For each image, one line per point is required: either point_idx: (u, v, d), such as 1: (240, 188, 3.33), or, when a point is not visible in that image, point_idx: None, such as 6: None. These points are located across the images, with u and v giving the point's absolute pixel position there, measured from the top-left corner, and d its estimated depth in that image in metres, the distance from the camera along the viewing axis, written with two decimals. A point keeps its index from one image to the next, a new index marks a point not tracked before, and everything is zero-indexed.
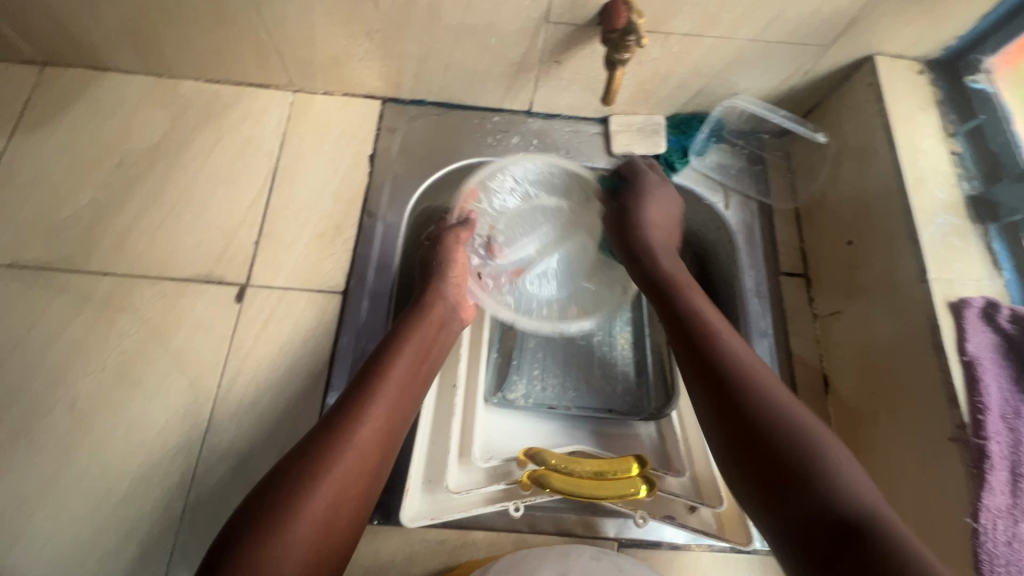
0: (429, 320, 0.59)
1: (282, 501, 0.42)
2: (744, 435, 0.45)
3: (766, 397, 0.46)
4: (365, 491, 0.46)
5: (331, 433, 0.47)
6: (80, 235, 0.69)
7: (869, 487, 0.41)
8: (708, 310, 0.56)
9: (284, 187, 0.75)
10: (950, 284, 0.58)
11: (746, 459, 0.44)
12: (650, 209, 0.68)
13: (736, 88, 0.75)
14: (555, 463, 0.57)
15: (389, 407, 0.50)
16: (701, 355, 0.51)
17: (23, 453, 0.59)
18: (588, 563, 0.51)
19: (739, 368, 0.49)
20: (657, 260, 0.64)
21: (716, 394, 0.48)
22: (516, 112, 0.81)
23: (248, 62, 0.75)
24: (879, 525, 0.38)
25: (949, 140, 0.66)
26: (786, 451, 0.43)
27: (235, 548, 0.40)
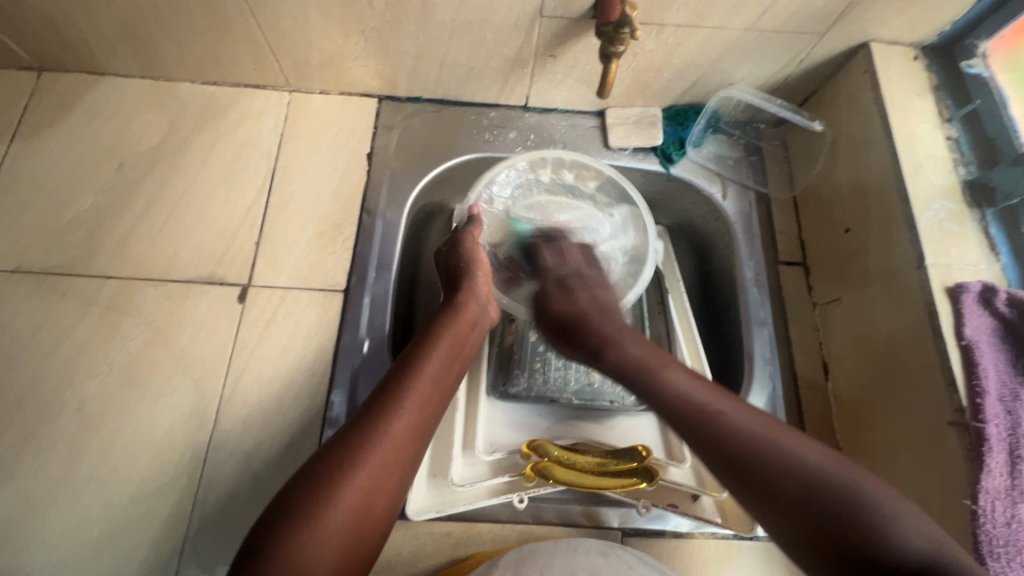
0: (445, 339, 0.57)
1: (317, 490, 0.43)
2: (835, 542, 0.40)
3: (775, 454, 0.45)
4: (399, 480, 0.47)
5: (369, 421, 0.48)
6: (82, 239, 0.70)
7: (925, 530, 0.39)
8: (686, 385, 0.53)
9: (283, 187, 0.75)
10: (948, 269, 0.58)
11: (789, 517, 0.42)
12: (558, 248, 0.72)
13: (732, 78, 0.75)
14: (557, 455, 0.57)
15: (409, 430, 0.49)
16: (706, 440, 0.48)
17: (32, 454, 0.60)
18: (595, 558, 0.52)
19: (748, 443, 0.46)
20: (575, 300, 0.66)
21: (738, 480, 0.45)
22: (512, 107, 0.81)
23: (244, 63, 0.75)
24: (951, 573, 0.36)
25: (945, 126, 0.66)
26: (832, 503, 0.41)
27: (271, 532, 0.41)
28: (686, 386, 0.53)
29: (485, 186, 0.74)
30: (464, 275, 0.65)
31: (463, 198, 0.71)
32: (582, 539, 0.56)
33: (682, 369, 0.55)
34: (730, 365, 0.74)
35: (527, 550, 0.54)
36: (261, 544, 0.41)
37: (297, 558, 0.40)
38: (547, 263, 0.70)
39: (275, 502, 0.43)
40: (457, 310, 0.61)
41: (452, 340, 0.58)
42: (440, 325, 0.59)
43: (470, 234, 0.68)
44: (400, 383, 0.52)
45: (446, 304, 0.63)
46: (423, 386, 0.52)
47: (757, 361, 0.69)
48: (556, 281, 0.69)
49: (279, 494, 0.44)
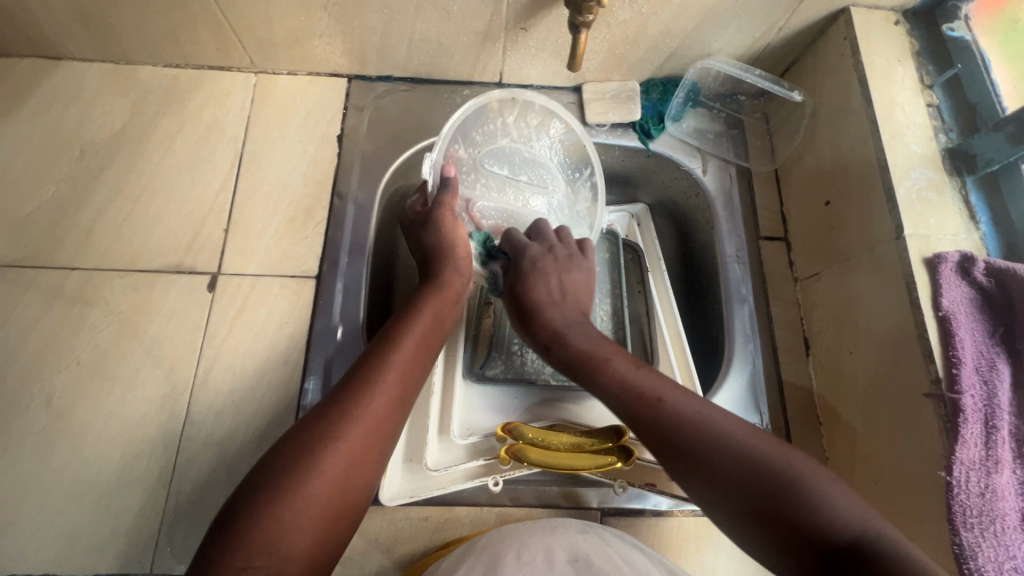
0: (424, 315, 0.57)
1: (299, 460, 0.43)
2: (756, 505, 0.41)
3: (711, 435, 0.45)
4: (379, 452, 0.47)
5: (351, 394, 0.48)
6: (46, 230, 0.68)
7: (849, 502, 0.41)
8: (631, 371, 0.52)
9: (251, 172, 0.73)
10: (927, 239, 0.57)
11: (716, 494, 0.43)
12: (542, 288, 0.62)
13: (710, 49, 0.73)
14: (532, 437, 0.56)
15: (390, 401, 0.49)
16: (645, 422, 0.48)
17: (2, 449, 0.59)
18: (574, 535, 0.53)
19: (690, 432, 0.46)
20: (568, 343, 0.57)
21: (669, 456, 0.46)
22: (486, 84, 0.79)
23: (206, 44, 0.73)
24: (875, 544, 0.38)
25: (926, 92, 0.64)
26: (756, 481, 0.42)
27: (251, 500, 0.41)
28: (641, 379, 0.51)
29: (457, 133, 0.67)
30: (443, 253, 0.63)
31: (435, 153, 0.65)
32: (562, 519, 0.56)
33: (626, 359, 0.54)
34: (710, 342, 0.74)
35: (505, 530, 0.53)
36: (238, 511, 0.41)
37: (277, 520, 0.40)
38: (529, 309, 0.61)
39: (251, 477, 0.43)
40: (438, 285, 0.61)
41: (432, 314, 0.57)
42: (421, 299, 0.59)
43: (446, 206, 0.63)
44: (382, 356, 0.52)
45: (427, 278, 0.62)
46: (404, 359, 0.52)
47: (737, 339, 0.68)
48: (531, 331, 0.61)
49: (261, 463, 0.44)
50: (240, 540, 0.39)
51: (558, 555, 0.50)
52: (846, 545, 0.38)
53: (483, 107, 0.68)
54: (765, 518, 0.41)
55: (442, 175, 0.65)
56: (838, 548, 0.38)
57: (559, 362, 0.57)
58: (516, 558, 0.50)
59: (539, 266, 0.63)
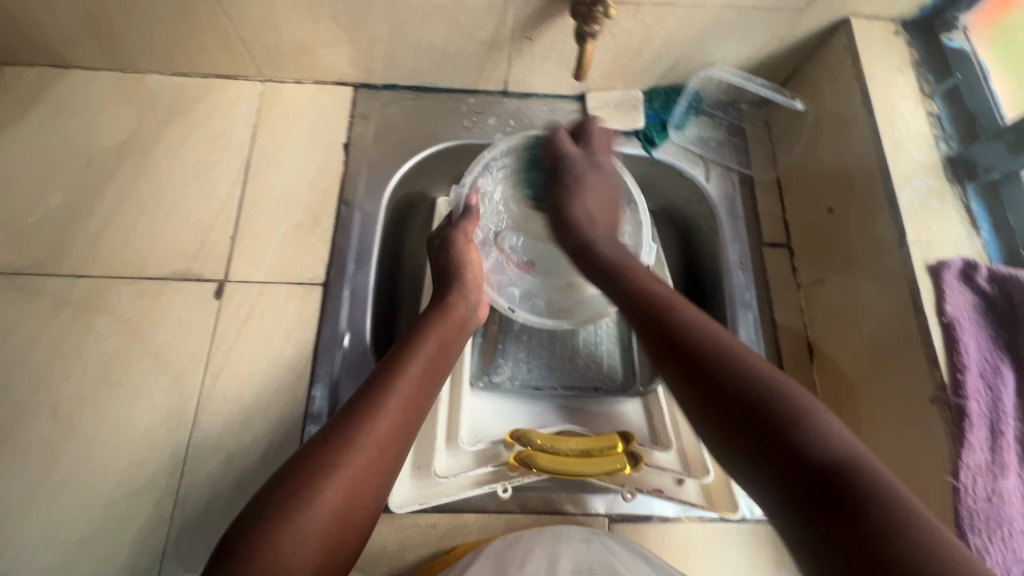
0: (431, 340, 0.57)
1: (298, 489, 0.43)
2: (750, 416, 0.42)
3: (726, 352, 0.47)
4: (382, 482, 0.47)
5: (354, 422, 0.48)
6: (52, 238, 0.68)
7: (848, 437, 0.40)
8: (661, 287, 0.56)
9: (258, 180, 0.73)
10: (929, 246, 0.58)
11: (705, 407, 0.45)
12: (586, 202, 0.69)
13: (712, 58, 0.74)
14: (540, 443, 0.57)
15: (393, 429, 0.49)
16: (660, 328, 0.51)
17: (8, 458, 0.59)
18: (579, 546, 0.53)
19: (702, 338, 0.48)
20: (599, 246, 0.64)
21: (676, 360, 0.48)
22: (491, 93, 0.80)
23: (214, 53, 0.73)
24: (861, 472, 0.37)
25: (926, 101, 0.65)
26: (755, 400, 0.42)
27: (252, 530, 0.41)
28: (664, 293, 0.55)
29: (479, 174, 0.72)
30: (451, 280, 0.64)
31: (460, 187, 0.71)
32: (568, 527, 0.56)
33: (655, 278, 0.59)
34: None
35: (509, 537, 0.54)
36: (240, 538, 0.41)
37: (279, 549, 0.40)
38: (569, 218, 0.68)
39: (255, 502, 0.43)
40: (445, 311, 0.61)
41: (438, 341, 0.57)
42: (426, 325, 0.58)
43: (461, 231, 0.67)
44: (388, 381, 0.51)
45: (433, 303, 0.62)
46: (409, 386, 0.52)
47: (742, 345, 0.68)
48: (568, 240, 0.67)
49: (261, 492, 0.44)
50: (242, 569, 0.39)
51: (562, 567, 0.50)
52: (829, 467, 0.37)
53: (504, 150, 0.73)
54: (755, 433, 0.41)
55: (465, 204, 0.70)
56: (818, 472, 0.37)
57: (591, 264, 0.63)
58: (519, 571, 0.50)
59: (577, 176, 0.69)
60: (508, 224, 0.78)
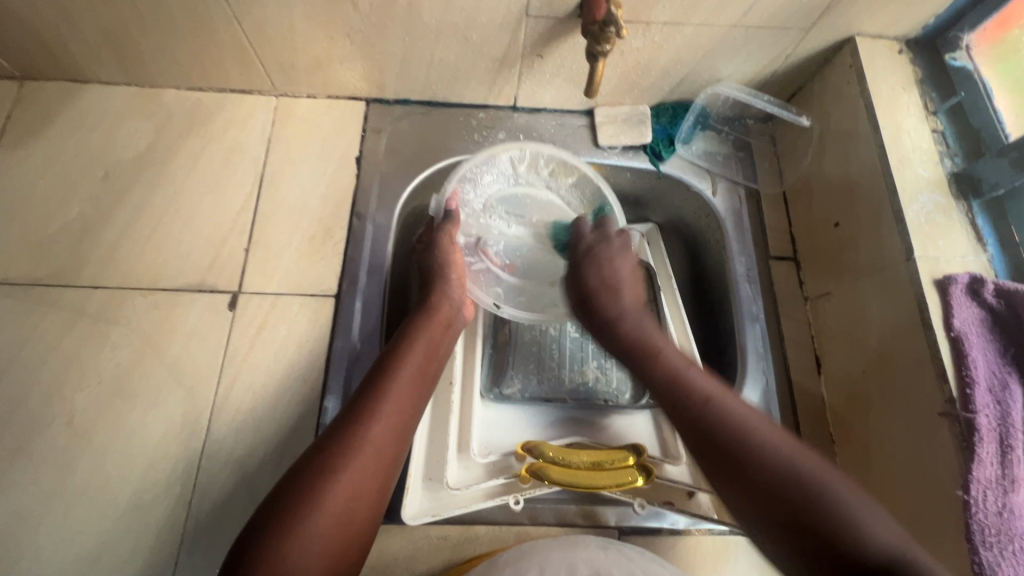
0: (419, 343, 0.58)
1: (298, 501, 0.44)
2: (787, 516, 0.46)
3: (757, 434, 0.50)
4: (381, 487, 0.48)
5: (347, 430, 0.48)
6: (69, 250, 0.69)
7: (884, 526, 0.44)
8: (681, 364, 0.58)
9: (272, 192, 0.74)
10: (936, 261, 0.58)
11: (752, 497, 0.48)
12: (621, 264, 0.69)
13: (719, 75, 0.75)
14: (551, 455, 0.57)
15: (388, 430, 0.50)
16: (695, 421, 0.53)
17: (23, 469, 0.59)
18: (596, 552, 0.53)
19: (735, 428, 0.51)
20: (619, 329, 0.64)
21: (715, 459, 0.50)
22: (501, 108, 0.81)
23: (230, 68, 0.75)
24: (909, 567, 0.41)
25: (930, 118, 0.66)
26: (797, 497, 0.46)
27: (257, 545, 0.42)
28: (701, 383, 0.55)
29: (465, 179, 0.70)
30: (440, 280, 0.65)
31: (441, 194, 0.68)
32: (581, 536, 0.56)
33: (677, 351, 0.60)
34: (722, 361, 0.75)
35: (526, 547, 0.53)
36: (247, 554, 0.41)
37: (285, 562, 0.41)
38: (598, 291, 0.67)
39: (256, 517, 0.44)
40: (431, 312, 0.62)
41: (427, 343, 0.58)
42: (414, 327, 0.60)
43: (445, 233, 0.67)
44: (379, 386, 0.52)
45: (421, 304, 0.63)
46: (401, 387, 0.53)
47: (750, 357, 0.69)
48: (592, 311, 0.67)
49: (261, 509, 0.44)
50: None
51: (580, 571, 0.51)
52: (880, 562, 0.41)
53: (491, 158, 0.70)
54: (806, 543, 0.44)
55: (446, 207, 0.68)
56: (871, 568, 0.42)
57: (618, 348, 0.64)
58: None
59: (610, 271, 0.68)
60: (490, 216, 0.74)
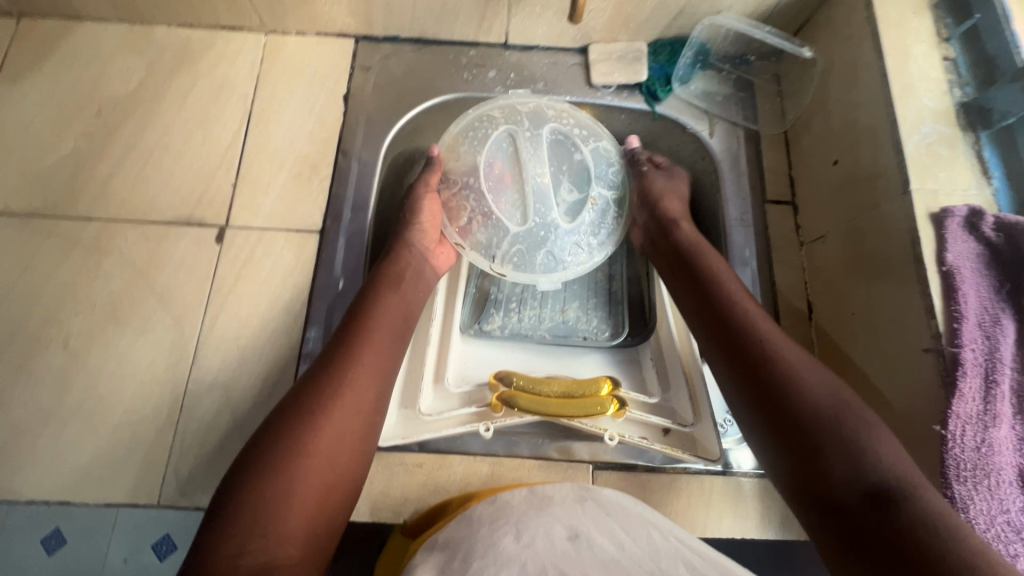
0: (392, 302, 0.58)
1: (266, 467, 0.45)
2: (810, 443, 0.47)
3: (792, 371, 0.51)
4: (356, 450, 0.49)
5: (315, 396, 0.49)
6: (65, 183, 0.70)
7: (900, 458, 0.45)
8: (740, 293, 0.58)
9: (260, 130, 0.74)
10: (934, 194, 0.55)
11: (768, 412, 0.50)
12: (668, 201, 0.68)
13: (719, 6, 0.72)
14: (522, 383, 0.57)
15: (370, 381, 0.52)
16: (736, 343, 0.54)
17: (22, 386, 0.62)
18: (571, 504, 0.53)
19: (767, 355, 0.52)
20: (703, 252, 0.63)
21: (750, 380, 0.52)
22: (492, 45, 0.79)
23: (218, 3, 0.74)
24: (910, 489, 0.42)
25: (942, 45, 0.61)
26: (820, 428, 0.47)
27: (230, 511, 0.43)
28: (764, 328, 0.54)
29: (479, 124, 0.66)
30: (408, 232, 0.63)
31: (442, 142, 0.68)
32: (559, 485, 0.56)
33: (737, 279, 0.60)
34: None
35: (500, 503, 0.53)
36: (220, 518, 0.43)
37: (255, 543, 0.42)
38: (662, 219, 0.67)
39: (229, 482, 0.45)
40: (403, 263, 0.61)
41: (402, 301, 0.59)
42: (379, 277, 0.59)
43: (424, 182, 0.65)
44: (349, 343, 0.53)
45: (385, 259, 0.62)
46: (376, 341, 0.54)
47: None
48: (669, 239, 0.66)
49: (232, 474, 0.46)
50: (226, 543, 0.42)
51: (559, 532, 0.49)
52: (882, 489, 0.42)
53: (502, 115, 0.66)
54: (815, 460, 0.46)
55: (428, 155, 0.67)
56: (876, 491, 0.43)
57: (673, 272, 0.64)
58: (515, 535, 0.48)
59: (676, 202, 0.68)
60: (584, 159, 0.67)
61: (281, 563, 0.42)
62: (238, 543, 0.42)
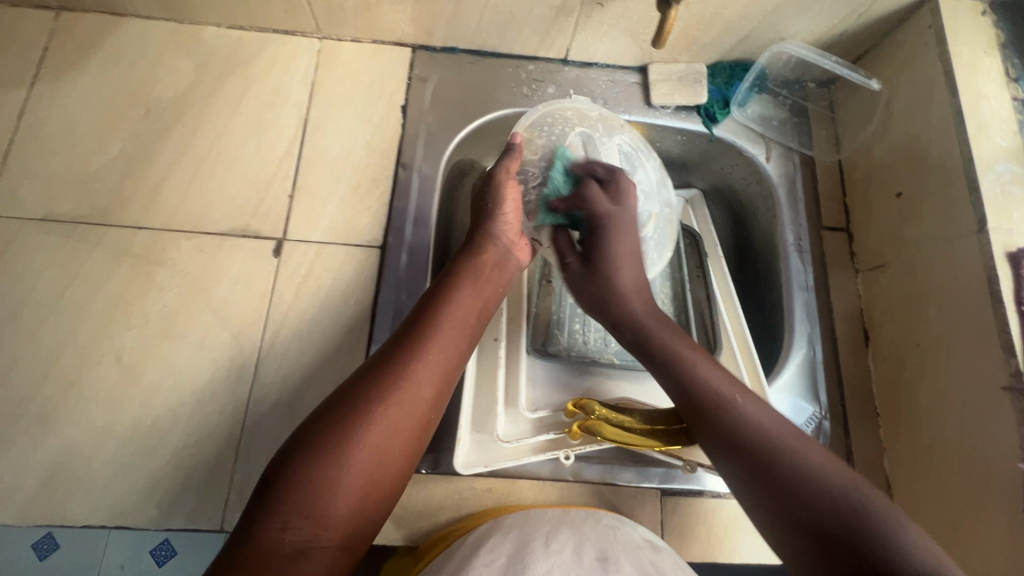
0: (465, 291, 0.57)
1: (324, 442, 0.44)
2: (825, 532, 0.42)
3: (786, 454, 0.46)
4: (414, 439, 0.48)
5: (383, 377, 0.48)
6: (112, 189, 0.67)
7: (922, 546, 0.40)
8: (710, 372, 0.53)
9: (316, 139, 0.72)
10: (1009, 233, 0.56)
11: (774, 506, 0.45)
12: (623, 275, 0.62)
13: (784, 32, 0.72)
14: (603, 411, 0.57)
15: (432, 376, 0.50)
16: (720, 427, 0.49)
17: (73, 404, 0.59)
18: (605, 528, 0.53)
19: (757, 438, 0.48)
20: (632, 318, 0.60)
21: (748, 467, 0.47)
22: (551, 61, 0.78)
23: (275, 7, 0.72)
24: None
25: (1012, 84, 0.63)
26: (834, 518, 0.42)
27: (283, 481, 0.43)
28: (745, 405, 0.50)
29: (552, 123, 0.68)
30: (490, 221, 0.63)
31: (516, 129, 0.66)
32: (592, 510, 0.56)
33: (708, 361, 0.54)
34: (767, 330, 0.75)
35: (533, 515, 0.54)
36: (273, 488, 0.43)
37: (297, 521, 0.41)
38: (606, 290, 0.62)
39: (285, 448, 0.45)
40: (481, 252, 0.61)
41: (475, 285, 0.58)
42: (461, 268, 0.59)
43: (504, 169, 0.63)
44: (420, 331, 0.52)
45: (468, 247, 0.62)
46: (444, 333, 0.53)
47: (797, 323, 0.69)
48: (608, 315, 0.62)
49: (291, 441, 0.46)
50: (274, 514, 0.41)
51: (588, 548, 0.49)
52: None
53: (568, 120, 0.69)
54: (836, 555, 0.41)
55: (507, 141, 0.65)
56: None
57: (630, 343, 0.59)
58: (544, 544, 0.49)
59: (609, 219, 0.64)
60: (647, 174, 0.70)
61: (317, 548, 0.41)
62: (282, 518, 0.41)
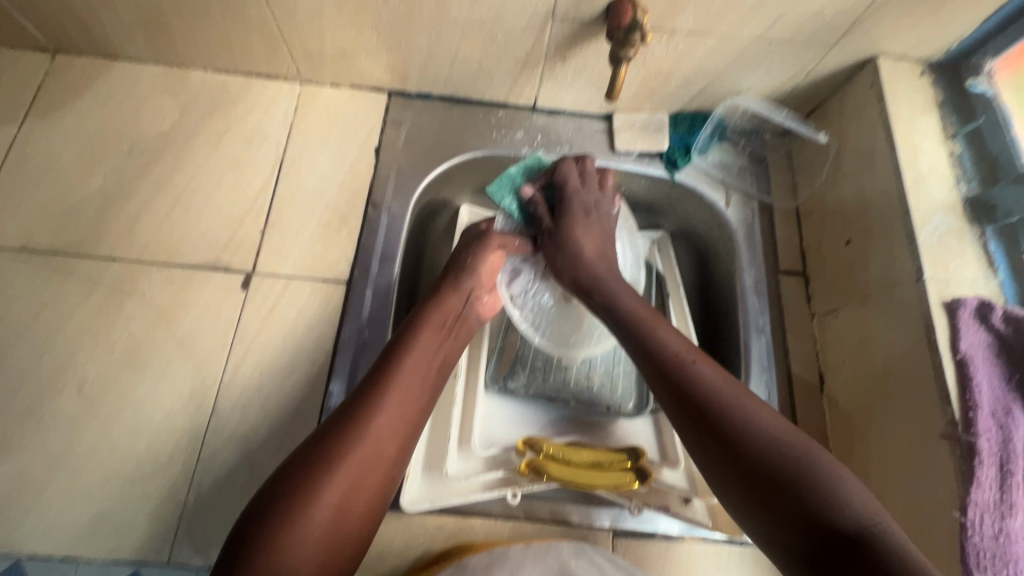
0: (424, 342, 0.57)
1: (282, 514, 0.44)
2: (775, 489, 0.43)
3: (737, 416, 0.47)
4: (377, 494, 0.49)
5: (341, 434, 0.49)
6: (89, 222, 0.70)
7: (861, 495, 0.43)
8: (670, 337, 0.54)
9: (291, 178, 0.75)
10: (946, 284, 0.59)
11: (731, 467, 0.46)
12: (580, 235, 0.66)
13: (739, 88, 0.76)
14: (551, 452, 0.61)
15: (393, 433, 0.51)
16: (677, 387, 0.50)
17: (32, 433, 0.60)
18: (569, 560, 0.54)
19: (711, 396, 0.49)
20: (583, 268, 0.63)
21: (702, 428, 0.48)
22: (520, 108, 0.82)
23: (258, 54, 0.76)
24: (877, 533, 0.40)
25: (948, 141, 0.67)
26: (782, 474, 0.44)
27: (243, 556, 0.43)
28: (698, 368, 0.51)
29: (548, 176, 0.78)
30: (458, 272, 0.65)
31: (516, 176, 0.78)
32: (555, 540, 0.57)
33: (669, 326, 0.56)
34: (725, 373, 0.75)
35: (496, 551, 0.53)
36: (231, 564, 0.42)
37: None
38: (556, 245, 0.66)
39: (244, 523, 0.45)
40: (442, 304, 0.62)
41: (439, 339, 0.59)
42: (424, 317, 0.59)
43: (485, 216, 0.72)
44: (380, 384, 0.53)
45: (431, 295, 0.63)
46: (406, 388, 0.53)
47: (754, 365, 0.69)
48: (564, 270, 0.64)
49: (248, 515, 0.45)
50: None
51: None
52: (852, 534, 0.40)
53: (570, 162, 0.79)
54: (787, 511, 0.43)
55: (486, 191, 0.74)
56: (846, 537, 0.40)
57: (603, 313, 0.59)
58: None
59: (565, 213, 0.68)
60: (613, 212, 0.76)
61: None
62: None
